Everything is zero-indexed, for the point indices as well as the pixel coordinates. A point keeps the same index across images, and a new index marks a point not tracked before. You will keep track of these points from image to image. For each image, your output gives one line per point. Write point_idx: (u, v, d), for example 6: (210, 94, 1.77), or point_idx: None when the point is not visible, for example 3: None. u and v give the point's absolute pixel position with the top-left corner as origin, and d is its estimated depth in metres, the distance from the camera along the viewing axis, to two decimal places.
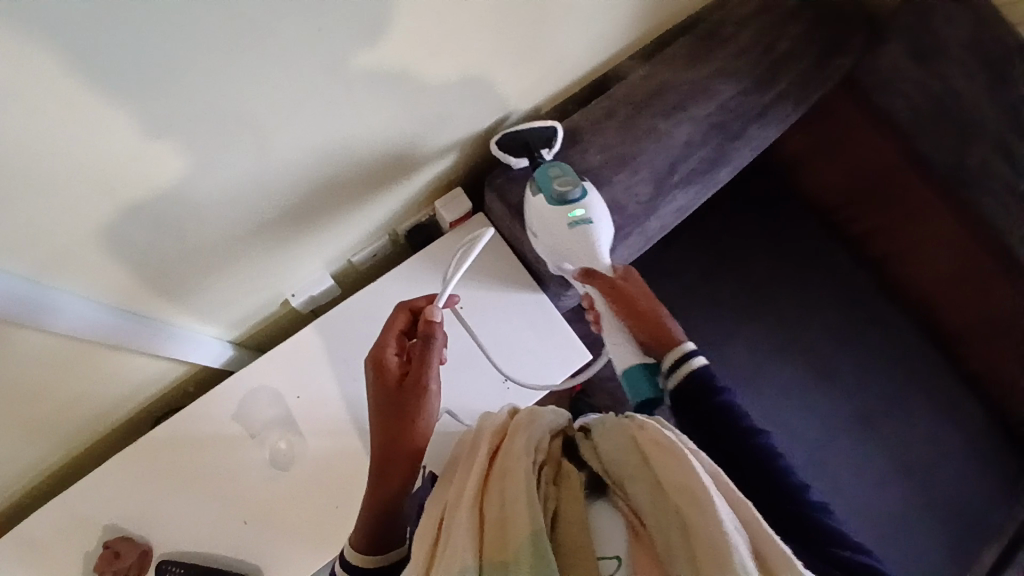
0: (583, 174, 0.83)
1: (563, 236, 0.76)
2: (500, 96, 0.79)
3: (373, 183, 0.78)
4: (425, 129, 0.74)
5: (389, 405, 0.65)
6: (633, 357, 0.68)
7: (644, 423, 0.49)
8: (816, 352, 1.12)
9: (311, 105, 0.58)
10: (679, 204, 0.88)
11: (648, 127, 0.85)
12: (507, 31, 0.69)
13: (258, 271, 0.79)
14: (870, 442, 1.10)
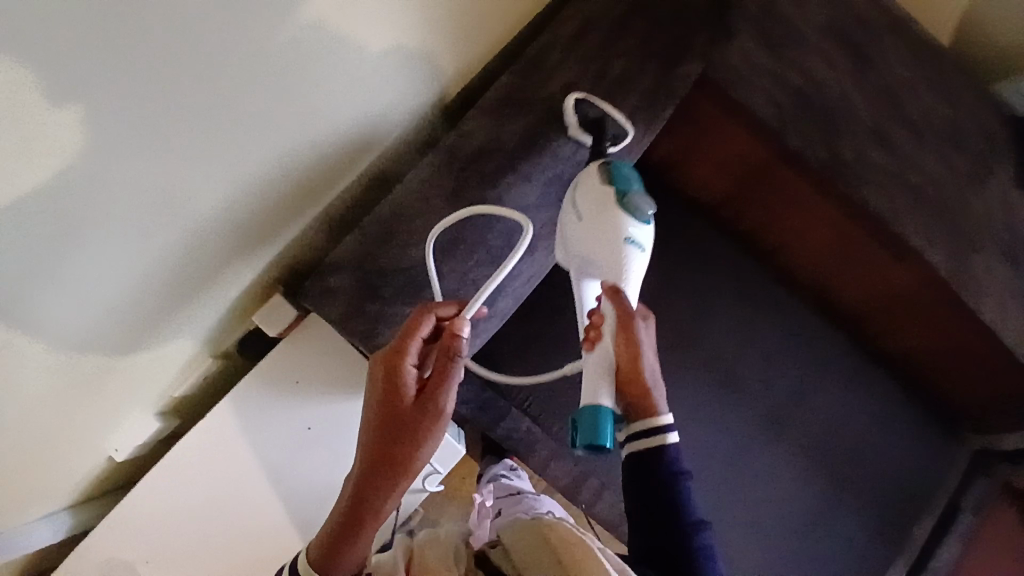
0: (405, 272, 0.72)
1: (610, 241, 0.65)
2: (289, 174, 0.65)
3: (167, 341, 0.70)
4: (200, 280, 0.66)
5: (401, 422, 0.57)
6: (607, 397, 0.63)
7: (553, 523, 0.59)
8: (720, 362, 1.06)
9: (31, 341, 0.51)
10: (530, 272, 0.79)
11: (474, 199, 0.73)
12: (250, 165, 0.59)
13: (96, 408, 0.68)
14: (786, 442, 1.07)
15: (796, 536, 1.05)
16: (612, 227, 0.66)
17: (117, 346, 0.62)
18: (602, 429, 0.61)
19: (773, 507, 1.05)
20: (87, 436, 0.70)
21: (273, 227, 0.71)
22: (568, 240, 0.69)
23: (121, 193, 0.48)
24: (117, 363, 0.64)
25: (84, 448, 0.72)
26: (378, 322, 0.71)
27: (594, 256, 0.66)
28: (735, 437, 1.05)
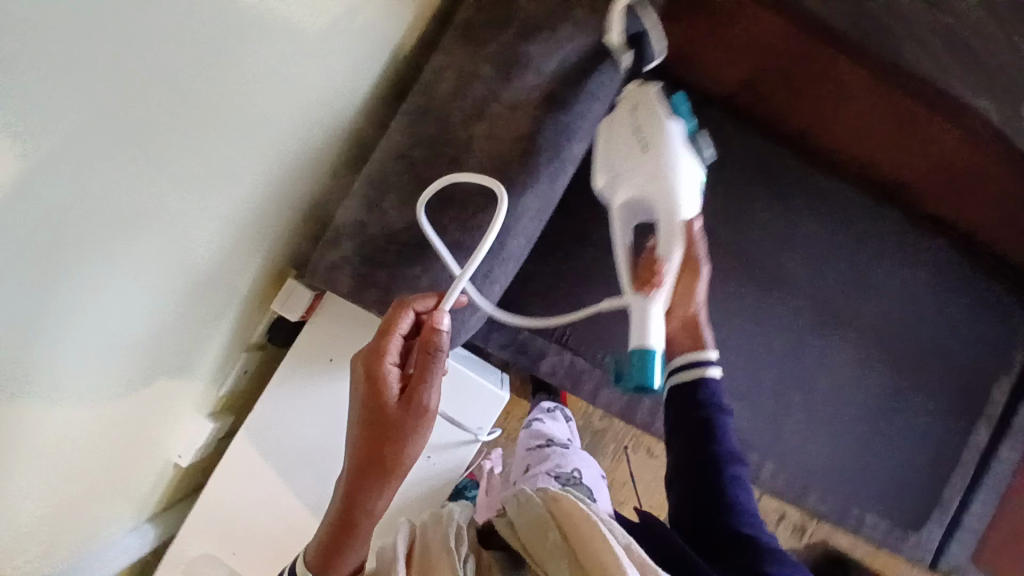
0: (404, 233, 0.69)
1: (677, 182, 0.67)
2: (265, 153, 0.62)
3: (201, 326, 0.69)
4: (224, 253, 0.66)
5: (384, 418, 0.61)
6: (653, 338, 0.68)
7: (559, 497, 0.61)
8: (757, 259, 1.00)
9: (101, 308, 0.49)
10: (537, 209, 0.73)
11: (463, 140, 0.68)
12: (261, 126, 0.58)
13: (142, 421, 0.69)
14: (842, 331, 1.02)
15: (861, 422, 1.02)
16: (673, 166, 0.66)
17: (150, 360, 0.62)
18: (649, 370, 0.67)
19: (834, 396, 1.01)
20: (144, 446, 0.72)
21: (261, 212, 0.68)
22: (626, 167, 0.68)
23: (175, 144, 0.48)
24: (150, 378, 0.65)
25: (147, 444, 0.73)
26: (389, 289, 0.69)
27: (662, 199, 0.67)
28: (785, 332, 1.00)
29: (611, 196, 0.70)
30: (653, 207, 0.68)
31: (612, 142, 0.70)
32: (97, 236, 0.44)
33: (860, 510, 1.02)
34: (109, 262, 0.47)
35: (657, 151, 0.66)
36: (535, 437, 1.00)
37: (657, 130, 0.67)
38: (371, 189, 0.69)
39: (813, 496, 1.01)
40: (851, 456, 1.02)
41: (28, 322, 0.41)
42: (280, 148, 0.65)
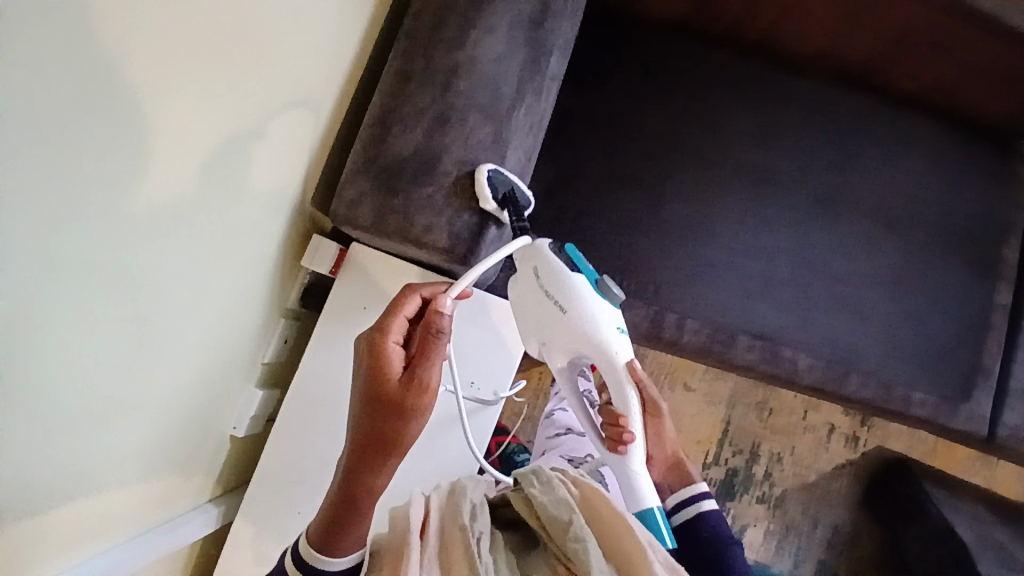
0: (412, 157, 0.74)
1: (584, 325, 0.82)
2: (290, 74, 0.69)
3: (233, 272, 0.71)
4: (253, 192, 0.70)
5: (388, 390, 0.70)
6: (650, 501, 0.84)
7: (581, 481, 0.70)
8: (747, 165, 1.05)
9: (160, 170, 0.51)
10: (528, 124, 0.79)
11: (450, 67, 0.75)
12: (285, 36, 0.65)
13: (200, 350, 0.70)
14: (843, 216, 1.05)
15: (885, 299, 1.03)
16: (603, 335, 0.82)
17: (204, 267, 0.64)
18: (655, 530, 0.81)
19: (852, 280, 1.03)
20: (201, 389, 0.73)
21: (284, 147, 0.74)
22: (545, 320, 0.83)
23: (237, 41, 0.56)
24: (205, 294, 0.67)
25: (192, 404, 0.73)
26: (408, 212, 0.74)
27: (578, 337, 0.82)
28: (790, 227, 1.04)
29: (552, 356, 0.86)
30: (579, 347, 0.83)
31: (533, 307, 0.84)
32: (177, 74, 0.48)
33: (904, 387, 1.01)
34: (175, 117, 0.50)
35: (569, 312, 0.81)
36: (555, 424, 1.12)
37: (557, 290, 0.82)
38: (375, 126, 0.75)
39: (854, 380, 1.01)
40: (883, 334, 1.02)
41: (107, 126, 0.43)
42: (299, 94, 0.72)
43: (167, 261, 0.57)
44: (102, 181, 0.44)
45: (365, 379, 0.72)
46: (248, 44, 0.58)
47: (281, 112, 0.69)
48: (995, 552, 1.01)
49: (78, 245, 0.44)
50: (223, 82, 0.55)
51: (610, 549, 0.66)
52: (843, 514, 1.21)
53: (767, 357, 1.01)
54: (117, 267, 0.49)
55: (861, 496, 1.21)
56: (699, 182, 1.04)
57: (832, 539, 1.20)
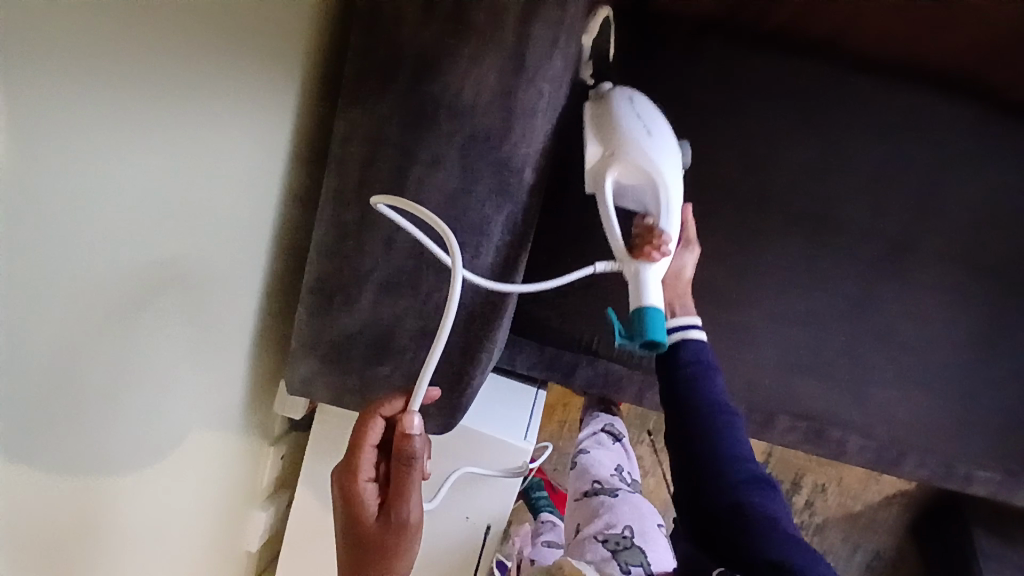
0: (361, 331, 0.62)
1: (663, 149, 0.69)
2: (207, 234, 0.58)
3: (190, 432, 0.67)
4: (201, 351, 0.64)
5: (364, 534, 0.60)
6: (658, 298, 0.65)
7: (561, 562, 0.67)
8: (803, 205, 0.86)
9: (59, 397, 0.46)
10: (500, 263, 0.64)
11: (391, 218, 0.59)
12: (196, 200, 0.54)
13: (182, 497, 0.70)
14: (917, 266, 0.87)
15: (961, 365, 0.87)
16: (674, 169, 0.70)
17: (154, 440, 0.61)
18: (654, 328, 0.63)
19: (921, 343, 0.87)
20: (195, 527, 0.74)
21: (221, 306, 0.65)
22: (620, 129, 0.69)
23: (145, 222, 0.49)
24: (169, 457, 0.64)
25: (189, 542, 0.73)
26: (366, 390, 0.65)
27: (650, 155, 0.67)
28: (850, 284, 0.86)
29: (602, 162, 0.68)
30: (648, 162, 0.67)
31: (612, 117, 0.71)
32: (35, 342, 0.42)
33: (968, 463, 0.88)
34: (60, 339, 0.44)
35: (653, 135, 0.69)
36: (583, 480, 0.95)
37: (651, 115, 0.72)
38: (315, 294, 0.63)
39: (911, 460, 0.88)
40: (951, 407, 0.87)
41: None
42: (218, 254, 0.61)
43: (100, 451, 0.53)
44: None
45: (341, 522, 0.61)
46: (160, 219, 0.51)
47: (207, 275, 0.60)
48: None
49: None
50: (129, 263, 0.49)
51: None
52: (888, 541, 1.14)
53: (811, 437, 0.88)
54: (28, 498, 0.45)
55: (910, 525, 1.13)
56: (741, 233, 0.85)
57: (872, 564, 1.15)
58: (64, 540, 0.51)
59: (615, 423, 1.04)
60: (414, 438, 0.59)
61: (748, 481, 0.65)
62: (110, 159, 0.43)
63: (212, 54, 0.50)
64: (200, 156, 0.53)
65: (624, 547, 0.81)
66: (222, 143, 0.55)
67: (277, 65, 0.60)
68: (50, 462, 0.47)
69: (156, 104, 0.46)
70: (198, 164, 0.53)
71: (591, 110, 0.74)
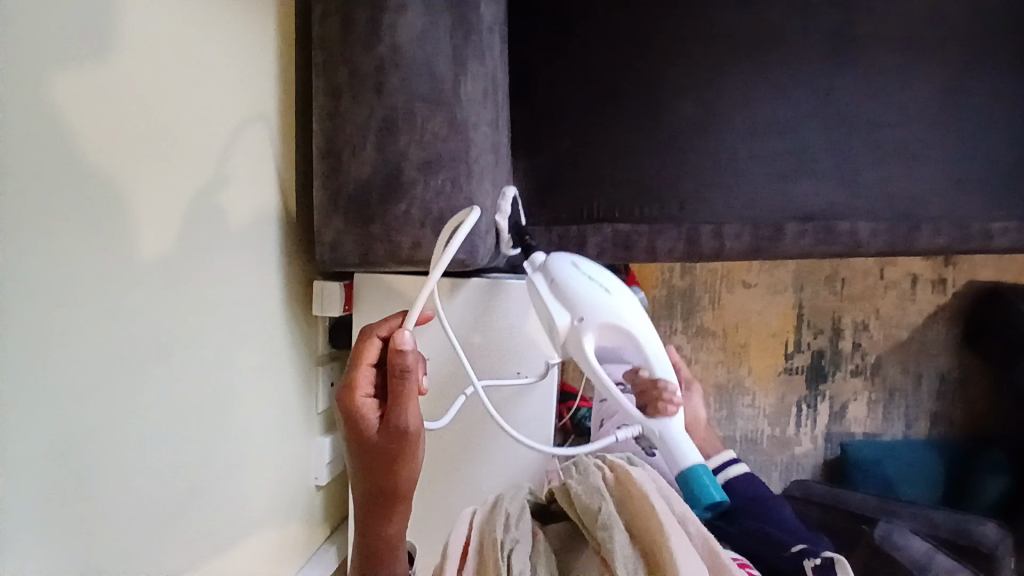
0: (374, 177, 0.68)
1: (624, 302, 0.78)
2: (234, 123, 0.65)
3: (252, 333, 0.71)
4: (239, 248, 0.68)
5: (371, 441, 0.68)
6: (696, 457, 0.79)
7: (618, 468, 0.73)
8: (747, 29, 0.92)
9: (126, 219, 0.50)
10: (482, 95, 0.71)
11: (375, 65, 0.67)
12: (217, 87, 0.62)
13: (254, 406, 0.72)
14: (870, 51, 0.91)
15: (943, 126, 0.90)
16: (637, 308, 0.80)
17: (219, 333, 0.65)
18: (707, 490, 0.78)
19: (896, 120, 0.90)
20: (270, 443, 0.76)
21: (258, 203, 0.71)
22: (580, 298, 0.76)
23: (166, 80, 0.54)
24: (235, 353, 0.68)
25: (257, 464, 0.73)
26: (390, 236, 0.69)
27: (618, 315, 0.77)
28: (814, 85, 0.91)
29: (579, 336, 0.76)
30: (617, 324, 0.77)
31: (563, 287, 0.77)
32: (98, 178, 0.47)
33: (982, 222, 0.89)
34: (119, 183, 0.49)
35: (616, 293, 0.78)
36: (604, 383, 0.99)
37: (595, 270, 0.79)
38: (325, 157, 0.70)
39: (925, 232, 0.90)
40: (944, 166, 0.90)
41: (20, 185, 0.40)
42: (246, 147, 0.68)
43: (160, 319, 0.55)
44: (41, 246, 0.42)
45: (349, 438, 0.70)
46: (179, 83, 0.56)
47: (240, 165, 0.66)
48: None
49: (31, 325, 0.42)
50: (174, 141, 0.55)
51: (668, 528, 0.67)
52: (948, 361, 1.12)
53: (823, 236, 0.91)
54: (92, 328, 0.47)
55: (962, 339, 1.11)
56: (698, 67, 0.92)
57: (941, 391, 1.12)
58: (133, 401, 0.52)
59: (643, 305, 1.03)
60: (405, 352, 0.65)
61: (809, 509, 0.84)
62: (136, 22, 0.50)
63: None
64: (212, 42, 0.61)
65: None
66: (230, 34, 0.64)
67: None
68: (112, 299, 0.49)
69: None
70: (211, 48, 0.61)
71: (540, 283, 0.78)
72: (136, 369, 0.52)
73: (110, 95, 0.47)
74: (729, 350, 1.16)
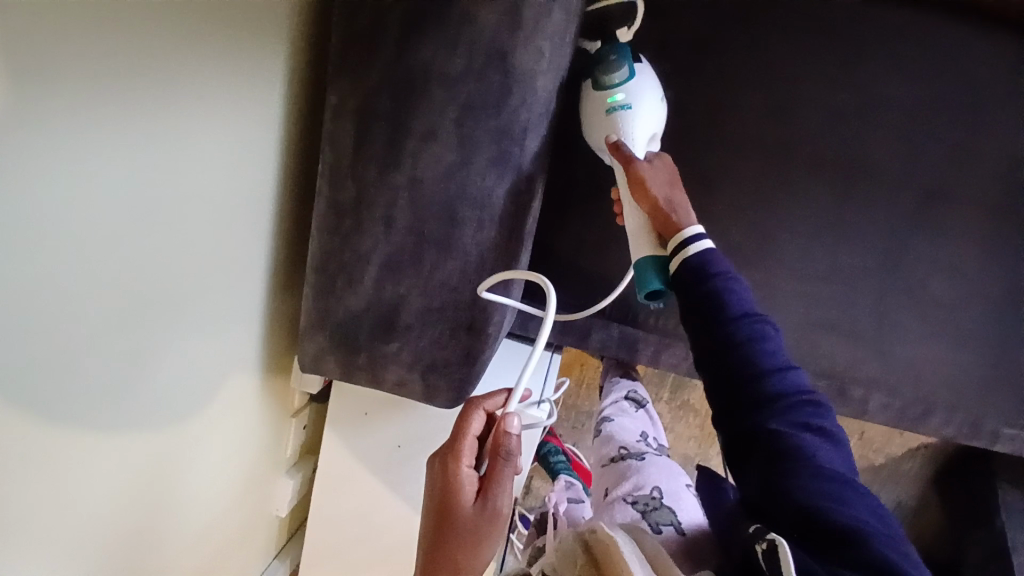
0: (366, 311, 0.62)
1: (642, 105, 0.71)
2: (208, 225, 0.58)
3: (213, 414, 0.70)
4: (215, 333, 0.65)
5: (456, 523, 0.68)
6: (643, 251, 0.70)
7: (591, 527, 0.58)
8: (823, 164, 0.82)
9: (49, 388, 0.45)
10: (505, 236, 0.62)
11: (388, 194, 0.57)
12: (186, 197, 0.53)
13: (206, 475, 0.72)
14: (944, 223, 0.83)
15: (990, 320, 0.84)
16: (647, 116, 0.71)
17: (169, 430, 0.62)
18: (654, 281, 0.68)
19: (950, 299, 0.84)
20: (221, 499, 0.77)
21: (233, 289, 0.66)
22: (588, 107, 0.73)
23: (135, 216, 0.48)
24: (188, 440, 0.66)
25: (218, 509, 0.77)
26: (375, 369, 0.65)
27: (622, 121, 0.71)
28: (881, 235, 0.83)
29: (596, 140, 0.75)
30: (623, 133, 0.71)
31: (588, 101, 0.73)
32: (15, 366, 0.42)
33: (995, 422, 0.85)
34: (42, 357, 0.44)
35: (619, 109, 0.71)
36: (608, 446, 0.93)
37: (624, 79, 0.71)
38: (318, 272, 0.62)
39: (936, 418, 0.85)
40: (978, 361, 0.84)
41: None
42: (224, 239, 0.61)
43: (115, 450, 0.55)
44: (5, 439, 0.43)
45: (435, 511, 0.70)
46: (132, 220, 0.48)
47: (210, 263, 0.60)
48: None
49: None
50: (118, 280, 0.49)
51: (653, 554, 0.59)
52: (909, 491, 1.15)
53: (832, 396, 0.86)
54: (31, 501, 0.47)
55: (931, 475, 1.14)
56: (762, 187, 0.82)
57: (893, 512, 1.17)
58: (80, 528, 0.54)
59: (638, 389, 1.03)
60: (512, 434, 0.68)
61: (783, 396, 0.60)
62: (73, 176, 0.41)
63: (193, 38, 0.48)
64: (188, 150, 0.51)
65: (653, 508, 0.80)
66: (216, 130, 0.54)
67: (270, 47, 0.58)
68: (64, 462, 0.49)
69: (121, 112, 0.44)
70: (188, 156, 0.52)
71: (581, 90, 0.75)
72: (58, 507, 0.50)
73: (30, 270, 0.40)
74: (706, 430, 1.17)
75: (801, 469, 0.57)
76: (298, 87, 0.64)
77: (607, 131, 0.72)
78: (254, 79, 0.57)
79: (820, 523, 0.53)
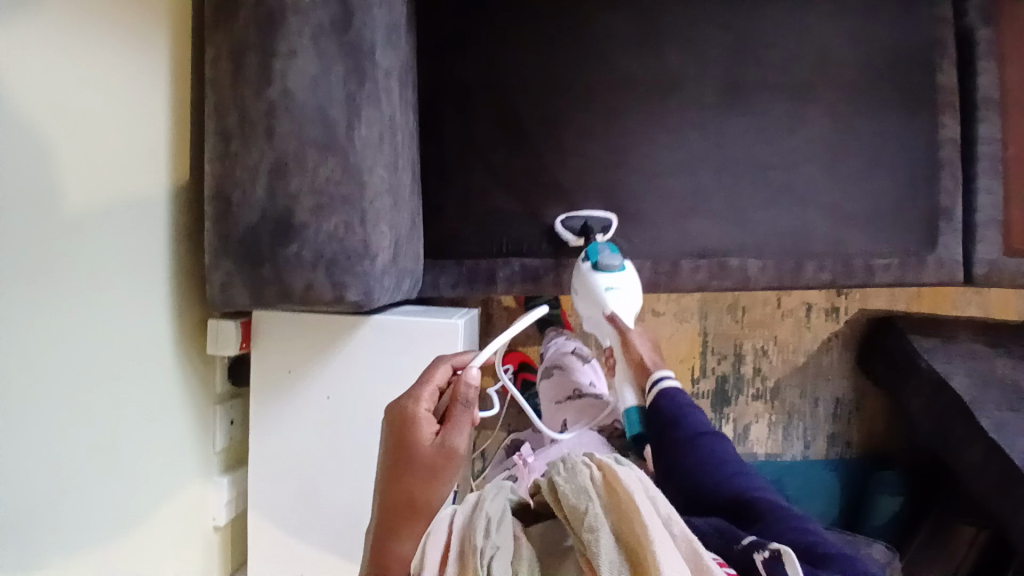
0: (263, 220, 0.69)
1: (630, 301, 0.91)
2: (101, 179, 0.65)
3: (134, 387, 0.71)
4: (124, 288, 0.69)
5: (415, 451, 0.66)
6: (631, 401, 0.86)
7: (602, 464, 0.57)
8: (640, 75, 0.95)
9: None
10: (377, 135, 0.72)
11: (265, 109, 0.68)
12: (79, 146, 0.62)
13: (136, 459, 0.71)
14: (755, 99, 0.95)
15: (825, 169, 0.95)
16: (628, 300, 0.91)
17: (90, 387, 0.64)
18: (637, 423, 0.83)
19: (781, 161, 0.95)
20: (157, 495, 0.75)
21: (135, 249, 0.71)
22: (586, 290, 0.92)
23: (32, 149, 0.56)
24: (112, 406, 0.67)
25: (150, 496, 0.74)
26: (281, 277, 0.69)
27: (602, 292, 0.91)
28: (705, 126, 0.96)
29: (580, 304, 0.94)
30: (602, 302, 0.91)
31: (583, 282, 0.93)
32: None
33: (864, 257, 0.96)
34: None
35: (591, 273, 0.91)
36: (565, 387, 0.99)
37: (617, 277, 0.91)
38: (216, 198, 0.70)
39: (810, 267, 0.96)
40: (828, 208, 0.96)
41: None
42: (119, 195, 0.68)
43: (34, 391, 0.57)
44: None
45: (392, 450, 0.68)
46: (33, 153, 0.56)
47: (106, 216, 0.66)
48: (1000, 391, 0.95)
49: None
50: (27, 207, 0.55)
51: (621, 533, 0.53)
52: (843, 385, 1.20)
53: (716, 272, 0.96)
54: None
55: (854, 362, 1.20)
56: (601, 107, 0.95)
57: (838, 412, 1.20)
58: (12, 474, 0.54)
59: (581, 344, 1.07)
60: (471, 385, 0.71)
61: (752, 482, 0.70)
62: None
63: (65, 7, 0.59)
64: (72, 102, 0.61)
65: (617, 431, 0.93)
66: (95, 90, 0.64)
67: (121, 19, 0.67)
68: None
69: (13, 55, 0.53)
70: (74, 110, 0.61)
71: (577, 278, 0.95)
72: None
73: None
74: None
75: (773, 517, 0.64)
76: (154, 58, 0.73)
77: (602, 309, 0.91)
78: (117, 50, 0.67)
79: (812, 557, 0.60)
